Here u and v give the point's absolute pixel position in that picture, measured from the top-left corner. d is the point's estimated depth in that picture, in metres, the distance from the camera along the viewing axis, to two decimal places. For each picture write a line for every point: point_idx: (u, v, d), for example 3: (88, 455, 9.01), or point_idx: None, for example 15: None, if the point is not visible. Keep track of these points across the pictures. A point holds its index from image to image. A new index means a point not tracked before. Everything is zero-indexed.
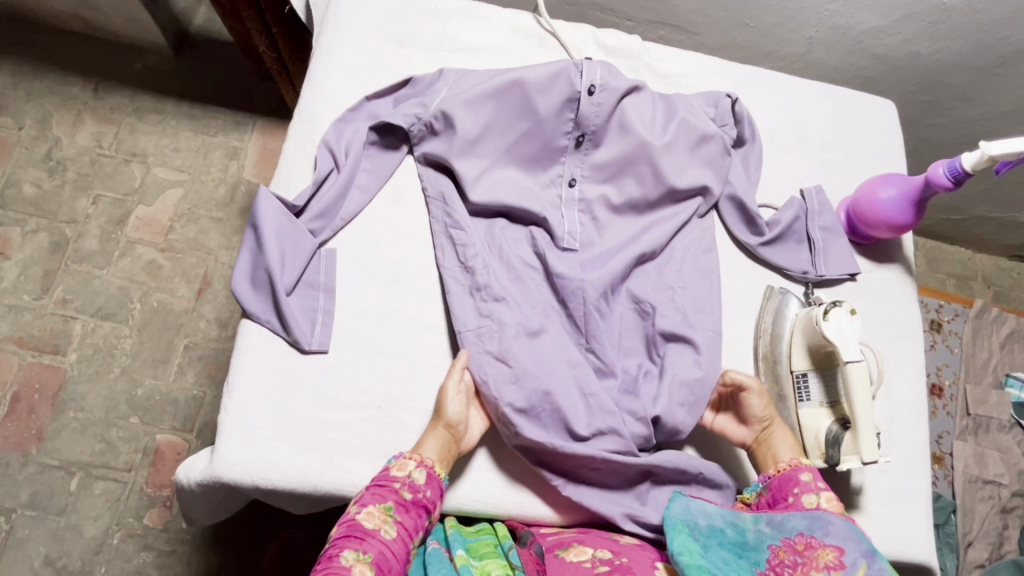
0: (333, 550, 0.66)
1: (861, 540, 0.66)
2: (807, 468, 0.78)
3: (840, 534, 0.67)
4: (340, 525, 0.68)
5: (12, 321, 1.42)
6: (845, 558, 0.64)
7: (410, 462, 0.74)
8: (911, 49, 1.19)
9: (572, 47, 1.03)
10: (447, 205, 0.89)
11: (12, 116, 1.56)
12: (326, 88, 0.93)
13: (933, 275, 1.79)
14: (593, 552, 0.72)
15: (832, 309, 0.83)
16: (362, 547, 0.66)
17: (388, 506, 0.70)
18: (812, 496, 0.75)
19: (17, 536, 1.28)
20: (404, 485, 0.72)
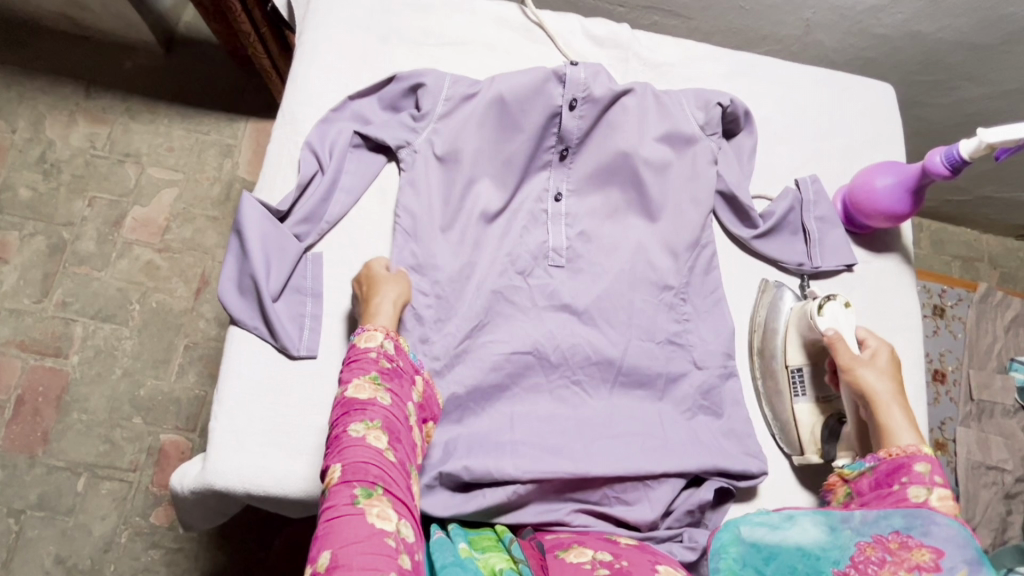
0: (338, 430, 0.64)
1: (966, 544, 0.63)
2: (925, 458, 0.72)
3: (941, 535, 0.64)
4: (335, 407, 0.67)
5: (14, 325, 1.42)
6: (942, 561, 0.62)
7: (377, 333, 0.72)
8: (911, 29, 1.16)
9: (560, 39, 1.00)
10: (409, 241, 0.84)
11: (5, 119, 1.56)
12: (308, 88, 0.91)
13: (939, 257, 1.75)
14: (593, 554, 0.68)
15: (827, 304, 0.84)
16: (367, 416, 0.64)
17: (374, 375, 0.68)
18: (924, 490, 0.70)
19: (27, 536, 1.30)
20: (379, 355, 0.70)
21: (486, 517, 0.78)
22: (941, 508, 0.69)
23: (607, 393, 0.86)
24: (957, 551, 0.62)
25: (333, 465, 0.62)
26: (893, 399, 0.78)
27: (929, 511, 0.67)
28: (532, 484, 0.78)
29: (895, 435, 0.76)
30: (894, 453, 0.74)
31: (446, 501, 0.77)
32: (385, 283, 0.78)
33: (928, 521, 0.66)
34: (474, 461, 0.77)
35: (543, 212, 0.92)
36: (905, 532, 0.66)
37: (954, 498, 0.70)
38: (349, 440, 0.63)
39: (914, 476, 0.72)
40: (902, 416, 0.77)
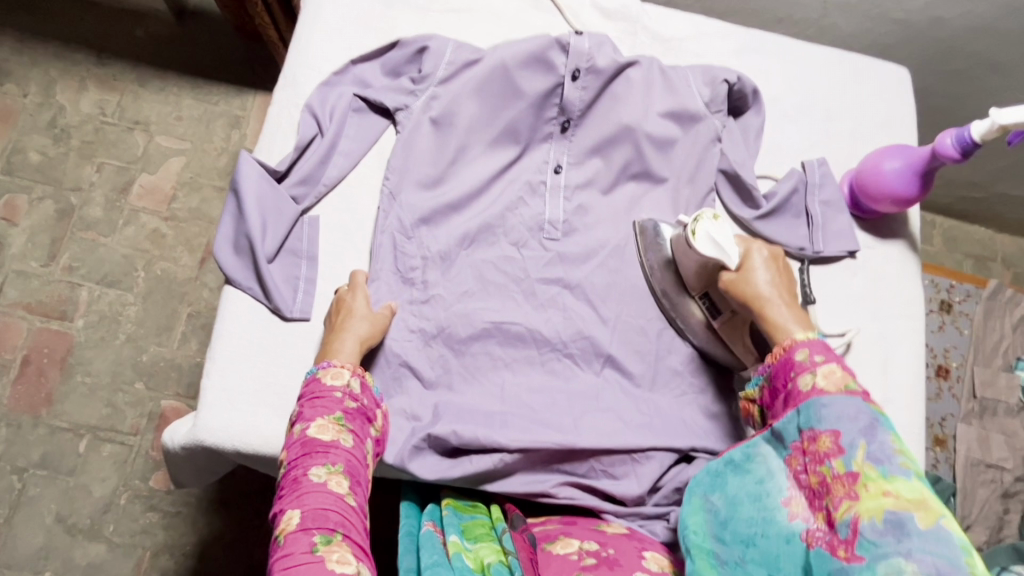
0: (297, 472, 0.64)
1: (860, 416, 0.60)
2: (804, 345, 0.67)
3: (836, 414, 0.60)
4: (293, 446, 0.66)
5: (21, 287, 1.44)
6: (841, 442, 0.59)
7: (344, 370, 0.72)
8: (932, 14, 1.13)
9: (568, 10, 0.99)
10: (396, 206, 0.85)
11: (17, 82, 1.56)
12: (311, 50, 0.91)
13: (951, 255, 1.72)
14: (580, 544, 0.69)
15: (697, 223, 0.80)
16: (330, 460, 0.65)
17: (338, 416, 0.68)
18: (809, 376, 0.64)
19: (30, 494, 1.32)
20: (344, 395, 0.70)
21: (473, 483, 0.78)
22: (829, 388, 0.62)
23: (598, 368, 0.85)
24: (856, 429, 0.59)
25: (290, 511, 0.61)
26: (780, 299, 0.74)
27: (815, 398, 0.62)
28: (521, 453, 0.77)
29: (784, 329, 0.71)
30: (779, 350, 0.69)
31: (432, 465, 0.77)
32: (356, 318, 0.77)
33: (820, 405, 0.61)
34: (464, 428, 0.77)
35: (542, 184, 0.90)
36: (807, 427, 0.62)
37: (843, 368, 0.64)
38: (310, 484, 0.62)
39: (800, 364, 0.66)
40: (789, 311, 0.72)
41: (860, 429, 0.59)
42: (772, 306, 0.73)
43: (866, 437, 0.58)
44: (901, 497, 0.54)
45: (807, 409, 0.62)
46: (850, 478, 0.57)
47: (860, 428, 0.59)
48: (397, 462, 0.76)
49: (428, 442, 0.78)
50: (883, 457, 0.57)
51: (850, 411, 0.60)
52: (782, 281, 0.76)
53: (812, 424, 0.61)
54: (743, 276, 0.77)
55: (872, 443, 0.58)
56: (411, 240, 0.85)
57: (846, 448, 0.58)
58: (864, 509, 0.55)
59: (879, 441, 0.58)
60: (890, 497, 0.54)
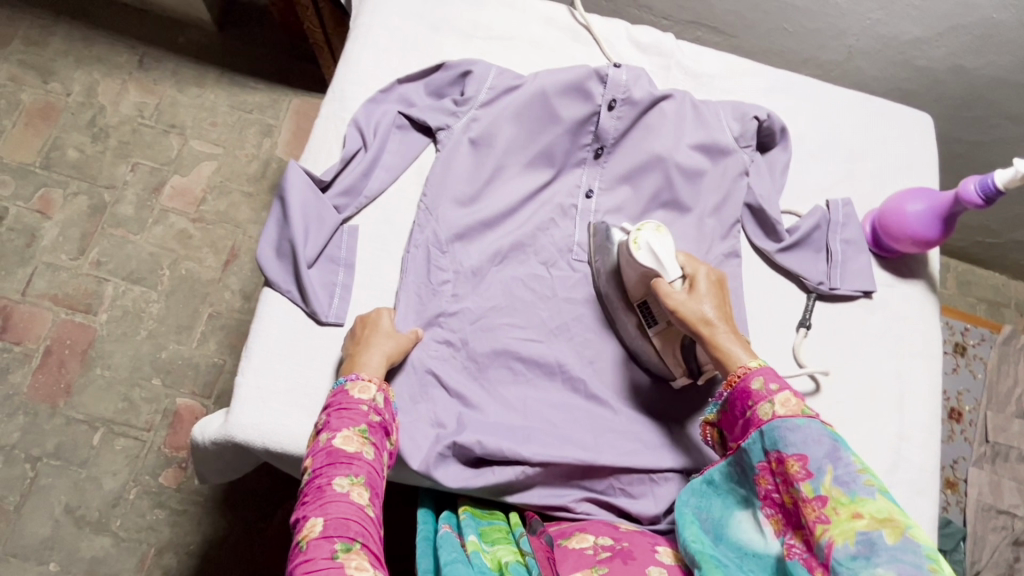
0: (321, 481, 0.64)
1: (825, 439, 0.61)
2: (759, 373, 0.68)
3: (801, 439, 0.61)
4: (318, 456, 0.67)
5: (49, 279, 1.48)
6: (809, 466, 0.60)
7: (371, 385, 0.73)
8: (954, 63, 1.16)
9: (605, 42, 1.03)
10: (432, 220, 0.88)
11: (61, 82, 1.62)
12: (359, 68, 0.95)
13: (963, 298, 1.73)
14: (595, 540, 0.72)
15: (640, 233, 0.80)
16: (352, 471, 0.65)
17: (363, 429, 0.69)
18: (767, 404, 0.65)
19: (42, 483, 1.34)
20: (370, 409, 0.71)
21: (493, 494, 0.80)
22: (788, 414, 0.64)
23: (619, 388, 0.87)
24: (822, 452, 0.60)
25: (313, 519, 0.61)
26: (726, 324, 0.73)
27: (777, 423, 0.63)
28: (542, 466, 0.80)
29: (735, 357, 0.71)
30: (733, 378, 0.69)
31: (456, 473, 0.79)
32: (384, 335, 0.79)
33: (783, 429, 0.63)
34: (490, 438, 0.79)
35: (572, 207, 0.94)
36: (773, 449, 0.63)
37: (798, 394, 0.65)
38: (333, 493, 0.63)
39: (757, 392, 0.66)
40: (738, 339, 0.72)
41: (825, 452, 0.60)
42: (721, 333, 0.72)
43: (831, 459, 0.59)
44: (870, 517, 0.55)
45: (771, 434, 0.64)
46: (818, 502, 0.58)
47: (824, 451, 0.60)
48: (423, 468, 0.77)
49: (453, 450, 0.79)
50: (849, 478, 0.58)
51: (813, 435, 0.61)
52: (724, 301, 0.76)
53: (779, 448, 0.63)
54: (688, 297, 0.75)
55: (837, 466, 0.59)
56: (445, 254, 0.87)
57: (813, 471, 0.59)
58: (835, 532, 0.56)
59: (843, 462, 0.59)
60: (860, 519, 0.56)
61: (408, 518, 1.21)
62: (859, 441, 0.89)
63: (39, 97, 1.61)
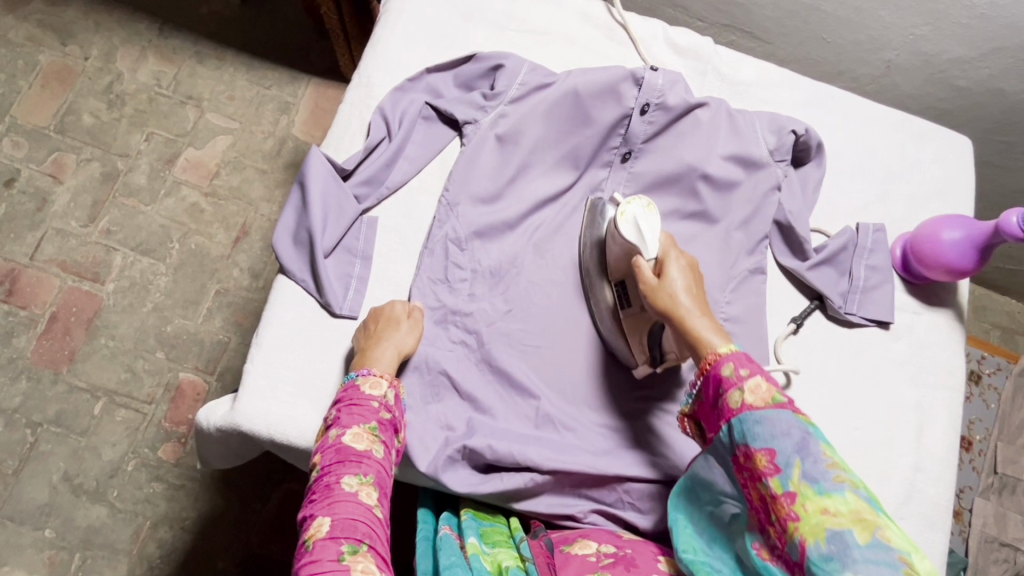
0: (330, 479, 0.64)
1: (794, 432, 0.59)
2: (730, 359, 0.65)
3: (769, 432, 0.60)
4: (327, 452, 0.66)
5: (59, 245, 1.46)
6: (777, 460, 0.59)
7: (383, 381, 0.72)
8: (996, 85, 1.12)
9: (641, 43, 1.00)
10: (454, 216, 0.86)
11: (80, 45, 1.60)
12: (389, 54, 0.92)
13: (978, 323, 1.70)
14: (597, 547, 0.71)
15: (628, 204, 0.78)
16: (361, 471, 0.64)
17: (373, 427, 0.68)
18: (737, 392, 0.63)
19: (41, 449, 1.34)
20: (381, 406, 0.70)
21: (500, 500, 0.79)
22: (756, 403, 0.62)
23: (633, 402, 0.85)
24: (791, 445, 0.58)
25: (321, 518, 0.61)
26: (696, 307, 0.70)
27: (747, 414, 0.62)
28: (552, 474, 0.79)
29: (705, 340, 0.68)
30: (705, 365, 0.67)
31: (464, 478, 0.78)
32: (398, 327, 0.77)
33: (753, 421, 0.61)
34: (500, 444, 0.78)
35: None
36: (742, 442, 0.62)
37: (770, 381, 0.63)
38: (341, 493, 0.62)
39: (727, 379, 0.64)
40: (709, 321, 0.69)
41: (794, 444, 0.59)
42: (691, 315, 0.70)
43: (801, 453, 0.58)
44: (839, 513, 0.54)
45: (740, 427, 0.62)
46: (788, 498, 0.57)
47: (793, 445, 0.59)
48: (430, 470, 0.76)
49: (460, 454, 0.78)
50: (818, 473, 0.56)
51: (782, 427, 0.60)
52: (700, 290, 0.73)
53: (747, 442, 0.61)
54: (660, 281, 0.72)
55: (807, 460, 0.57)
56: (463, 251, 0.85)
57: (782, 467, 0.58)
58: (806, 530, 0.55)
59: (812, 457, 0.57)
60: (830, 515, 0.54)
61: (408, 510, 1.20)
62: (873, 469, 0.87)
63: (56, 59, 1.58)
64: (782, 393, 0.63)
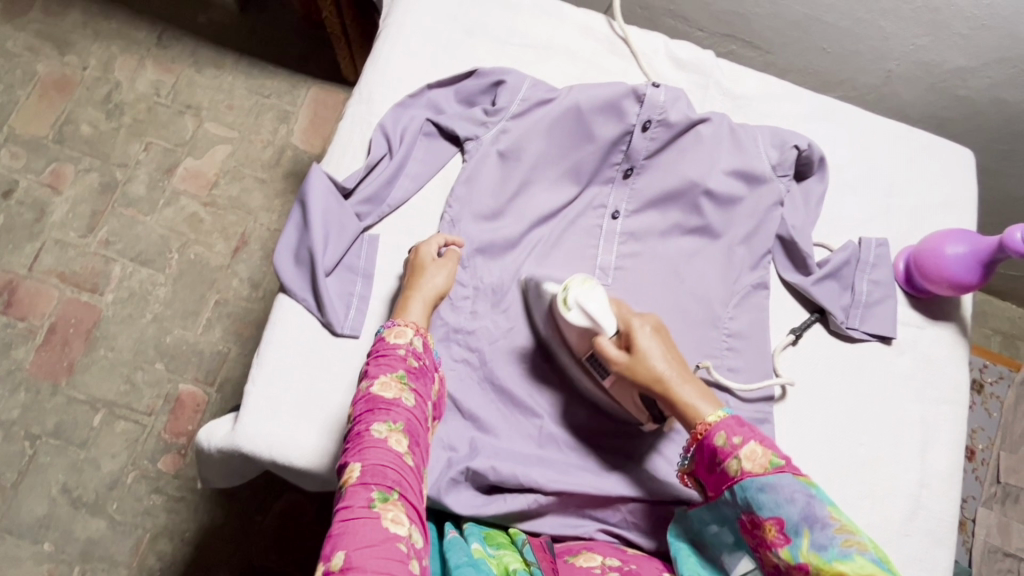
0: (361, 427, 0.63)
1: (798, 498, 0.60)
2: (722, 425, 0.65)
3: (773, 500, 0.61)
4: (358, 402, 0.66)
5: (57, 255, 1.46)
6: (786, 530, 0.60)
7: (407, 329, 0.71)
8: (997, 95, 1.12)
9: (642, 56, 1.00)
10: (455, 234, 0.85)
11: (78, 55, 1.59)
12: (389, 70, 0.92)
13: (979, 330, 1.69)
14: (603, 560, 0.71)
15: (568, 291, 0.76)
16: (391, 418, 0.64)
17: (401, 375, 0.67)
18: (734, 461, 0.64)
19: (40, 461, 1.33)
20: (407, 353, 0.69)
21: (505, 523, 0.78)
22: (755, 470, 0.63)
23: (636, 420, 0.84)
24: (797, 514, 0.60)
25: (352, 464, 0.61)
26: (676, 373, 0.70)
27: (749, 484, 0.63)
28: (555, 495, 0.78)
29: (696, 409, 0.68)
30: (696, 434, 0.67)
31: (467, 499, 0.77)
32: (425, 272, 0.78)
33: (756, 489, 0.62)
34: (503, 465, 0.78)
35: (598, 227, 0.91)
36: (748, 511, 0.64)
37: (763, 444, 0.64)
38: (372, 439, 0.62)
39: (722, 448, 0.65)
40: (693, 389, 0.70)
41: (800, 511, 0.60)
42: (676, 388, 0.70)
43: (807, 521, 0.59)
44: None
45: (744, 494, 0.64)
46: (800, 567, 0.59)
47: (799, 511, 0.60)
48: (434, 492, 0.75)
49: (464, 477, 0.77)
50: (827, 541, 0.58)
51: (786, 493, 0.61)
52: (673, 350, 0.73)
53: (754, 511, 0.63)
54: (633, 357, 0.72)
55: (814, 529, 0.59)
56: (465, 267, 0.84)
57: (791, 535, 0.60)
58: None
59: (819, 523, 0.59)
60: None
61: None
62: (878, 485, 0.87)
63: (54, 68, 1.58)
64: (777, 452, 0.64)
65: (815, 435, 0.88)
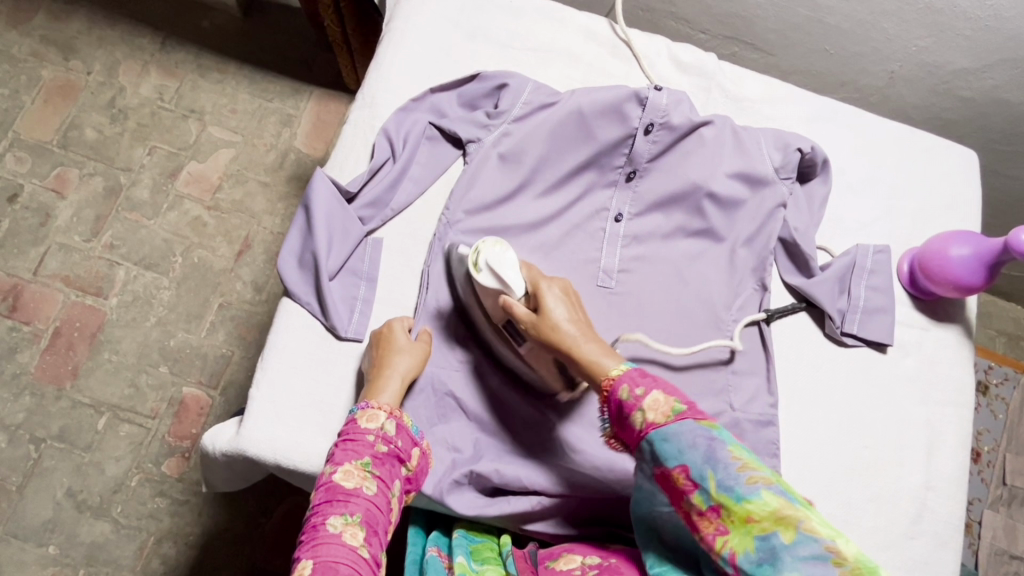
0: (316, 518, 0.61)
1: (701, 441, 0.58)
2: (625, 379, 0.64)
3: (681, 445, 0.59)
4: (318, 489, 0.64)
5: (62, 259, 1.46)
6: (694, 476, 0.57)
7: (379, 413, 0.69)
8: (1001, 96, 1.12)
9: (645, 59, 1.00)
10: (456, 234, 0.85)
11: (82, 60, 1.60)
12: (392, 75, 0.92)
13: (984, 331, 1.68)
14: (582, 560, 0.69)
15: (479, 252, 0.76)
16: (348, 510, 0.61)
17: (365, 462, 0.65)
18: (639, 413, 0.62)
19: (45, 465, 1.33)
20: (376, 439, 0.67)
21: (508, 524, 0.78)
22: (659, 419, 0.61)
23: None
24: (701, 457, 0.57)
25: (304, 560, 0.58)
26: (581, 332, 0.69)
27: (653, 435, 0.61)
28: (559, 498, 0.78)
29: (597, 366, 0.67)
30: (601, 390, 0.66)
31: (470, 501, 0.77)
32: (401, 353, 0.76)
33: (661, 440, 0.60)
34: (507, 468, 0.78)
35: (600, 230, 0.91)
36: (659, 463, 0.60)
37: (665, 391, 0.62)
38: (326, 535, 0.59)
39: (626, 402, 0.63)
40: (596, 345, 0.68)
41: (703, 455, 0.57)
42: (580, 343, 0.68)
43: (711, 463, 0.56)
44: (762, 519, 0.53)
45: (652, 446, 0.61)
46: (712, 513, 0.56)
47: (702, 454, 0.57)
48: (435, 493, 0.75)
49: (467, 478, 0.78)
50: (733, 480, 0.55)
51: (688, 439, 0.59)
52: (581, 312, 0.72)
53: (663, 461, 0.59)
54: (540, 317, 0.71)
55: (719, 471, 0.56)
56: None
57: (698, 481, 0.57)
58: (736, 543, 0.54)
59: (723, 464, 0.56)
60: (754, 522, 0.53)
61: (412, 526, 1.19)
62: (882, 488, 0.87)
63: (59, 74, 1.59)
64: (680, 401, 0.62)
65: (819, 438, 0.88)
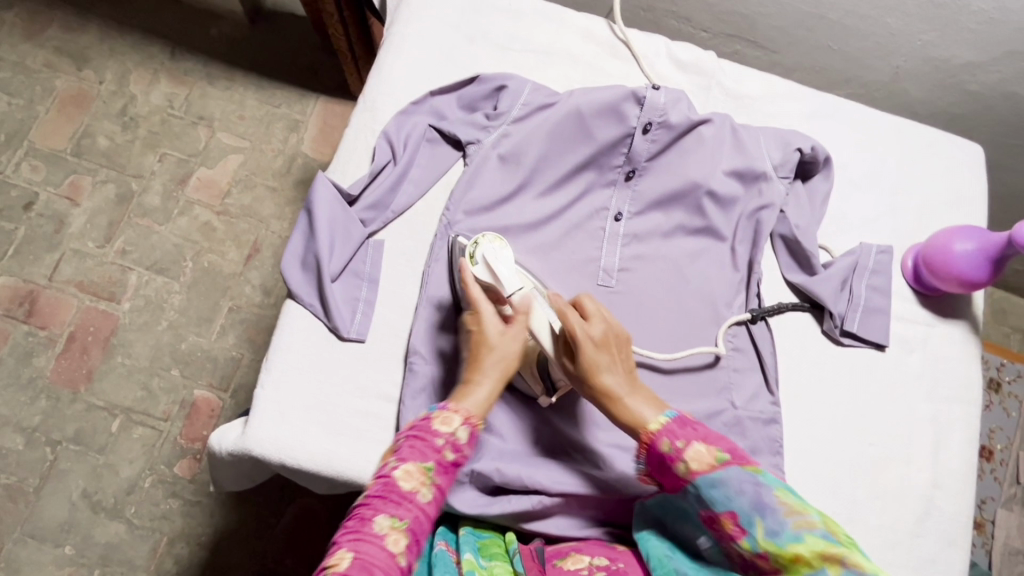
0: (366, 511, 0.57)
1: (746, 488, 0.59)
2: (664, 433, 0.64)
3: (728, 492, 0.60)
4: (375, 481, 0.60)
5: (76, 265, 1.49)
6: (740, 522, 0.59)
7: (456, 416, 0.63)
8: (1008, 89, 1.10)
9: (644, 58, 1.00)
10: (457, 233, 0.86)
11: (94, 70, 1.63)
12: (393, 79, 0.93)
13: (997, 328, 1.66)
14: (590, 560, 0.72)
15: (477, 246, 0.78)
16: (399, 513, 0.57)
17: (428, 465, 0.60)
18: (681, 464, 0.63)
19: (61, 467, 1.36)
20: (446, 443, 0.62)
21: (510, 523, 0.79)
22: (700, 469, 0.62)
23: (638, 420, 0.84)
24: (748, 504, 0.59)
25: (342, 551, 0.55)
26: (623, 385, 0.68)
27: (698, 485, 0.62)
28: (560, 497, 0.79)
29: (639, 418, 0.66)
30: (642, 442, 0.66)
31: (471, 500, 0.77)
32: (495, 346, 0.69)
33: (707, 487, 0.61)
34: (509, 467, 0.79)
35: (600, 229, 0.91)
36: (705, 508, 0.62)
37: (705, 441, 0.63)
38: (370, 533, 0.56)
39: (667, 455, 0.64)
40: (639, 398, 0.67)
41: (751, 501, 0.59)
42: (621, 396, 0.67)
43: (759, 509, 0.58)
44: (809, 560, 0.55)
45: (698, 492, 0.62)
46: (761, 556, 0.58)
47: (750, 501, 0.59)
48: None
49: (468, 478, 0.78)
50: (779, 526, 0.57)
51: (735, 486, 0.60)
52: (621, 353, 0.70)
53: (710, 507, 0.61)
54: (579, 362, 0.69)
55: (767, 518, 0.57)
56: None
57: (746, 527, 0.59)
58: None
59: (770, 510, 0.58)
60: (803, 563, 0.55)
61: None
62: (888, 487, 0.86)
63: (72, 83, 1.62)
64: (722, 447, 0.63)
65: (823, 436, 0.87)
